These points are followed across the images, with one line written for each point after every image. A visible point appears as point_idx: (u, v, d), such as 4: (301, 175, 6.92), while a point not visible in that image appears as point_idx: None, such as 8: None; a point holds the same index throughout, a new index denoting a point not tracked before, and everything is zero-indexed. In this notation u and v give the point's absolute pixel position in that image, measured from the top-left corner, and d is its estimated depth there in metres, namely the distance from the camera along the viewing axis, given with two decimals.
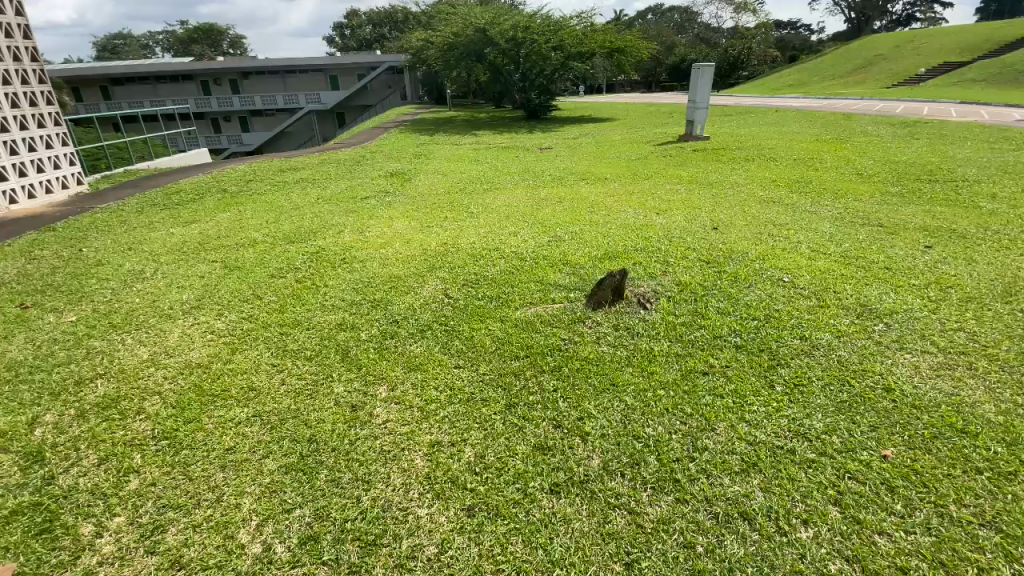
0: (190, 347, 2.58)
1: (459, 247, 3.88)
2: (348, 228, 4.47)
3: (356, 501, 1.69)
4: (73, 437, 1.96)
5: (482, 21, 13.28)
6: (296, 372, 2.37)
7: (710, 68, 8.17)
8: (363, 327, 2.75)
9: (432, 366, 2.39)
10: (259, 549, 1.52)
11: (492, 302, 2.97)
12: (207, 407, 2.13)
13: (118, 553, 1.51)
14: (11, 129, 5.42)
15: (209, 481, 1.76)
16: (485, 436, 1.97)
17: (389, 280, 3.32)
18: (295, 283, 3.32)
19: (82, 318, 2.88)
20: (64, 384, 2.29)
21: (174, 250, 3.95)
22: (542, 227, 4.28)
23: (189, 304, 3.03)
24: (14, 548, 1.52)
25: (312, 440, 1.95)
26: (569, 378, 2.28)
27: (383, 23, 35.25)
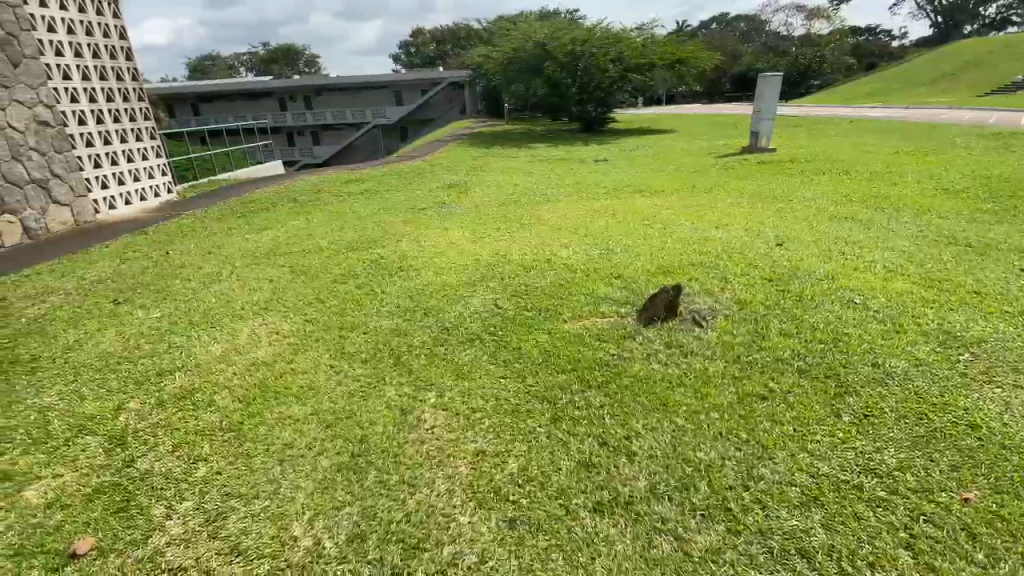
0: (258, 345, 2.76)
1: (512, 258, 3.92)
2: (406, 237, 4.64)
3: (402, 503, 1.73)
4: (152, 424, 2.14)
5: (541, 35, 13.46)
6: (352, 374, 2.47)
7: (779, 77, 7.84)
8: (416, 333, 2.84)
9: (481, 375, 2.42)
10: (310, 542, 1.60)
11: (543, 313, 2.98)
12: (270, 402, 2.27)
13: (184, 536, 1.63)
14: (112, 141, 6.06)
15: (267, 474, 1.86)
16: (529, 449, 1.97)
17: (442, 289, 3.41)
18: (355, 289, 3.48)
19: (167, 315, 3.15)
20: (147, 374, 2.51)
21: (248, 255, 4.26)
22: (595, 240, 4.25)
23: (259, 306, 3.24)
24: (95, 523, 1.68)
25: (363, 440, 2.02)
26: (617, 395, 2.24)
27: (447, 40, 36.56)
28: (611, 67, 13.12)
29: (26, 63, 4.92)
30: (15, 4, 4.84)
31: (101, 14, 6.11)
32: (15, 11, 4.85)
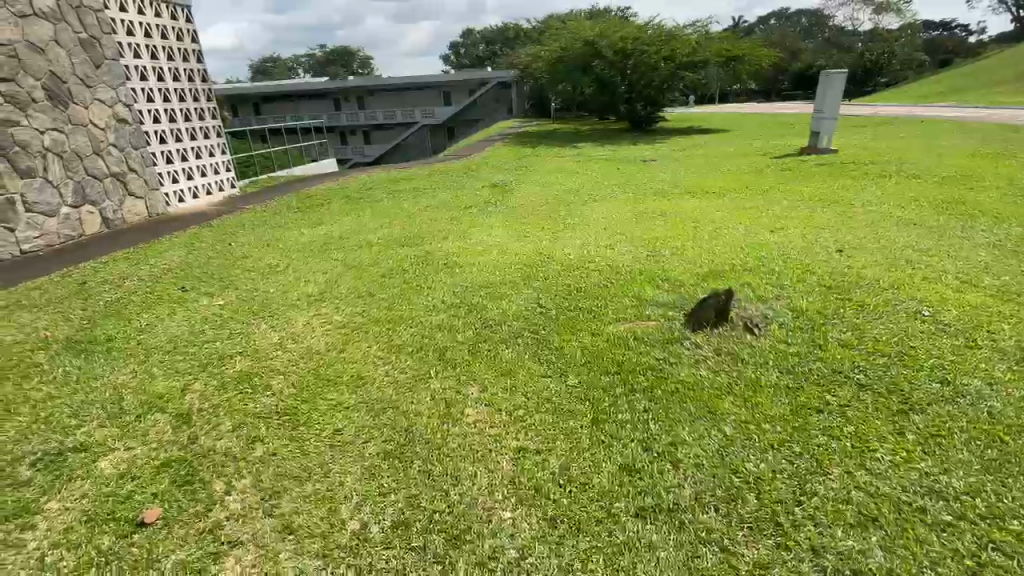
0: (312, 335, 2.88)
1: (556, 257, 3.91)
2: (452, 234, 4.72)
3: (444, 494, 1.77)
4: (214, 405, 2.28)
5: (591, 32, 13.31)
6: (398, 366, 2.54)
7: (843, 74, 7.40)
8: (460, 328, 2.89)
9: (523, 373, 2.43)
10: (357, 526, 1.65)
11: (587, 314, 2.95)
12: (322, 389, 2.36)
13: (242, 511, 1.72)
14: (183, 139, 6.47)
15: (319, 458, 1.94)
16: (571, 449, 1.96)
17: (487, 286, 3.44)
18: (402, 284, 3.57)
19: (229, 303, 3.33)
20: (211, 357, 2.67)
21: (303, 248, 4.45)
22: (642, 242, 4.17)
23: (312, 297, 3.38)
24: (161, 495, 1.80)
25: (408, 431, 2.07)
26: (662, 400, 2.19)
27: (496, 40, 36.84)
28: (662, 65, 12.82)
29: (108, 64, 5.33)
30: (99, 9, 5.25)
31: (174, 19, 6.53)
32: (97, 16, 5.25)
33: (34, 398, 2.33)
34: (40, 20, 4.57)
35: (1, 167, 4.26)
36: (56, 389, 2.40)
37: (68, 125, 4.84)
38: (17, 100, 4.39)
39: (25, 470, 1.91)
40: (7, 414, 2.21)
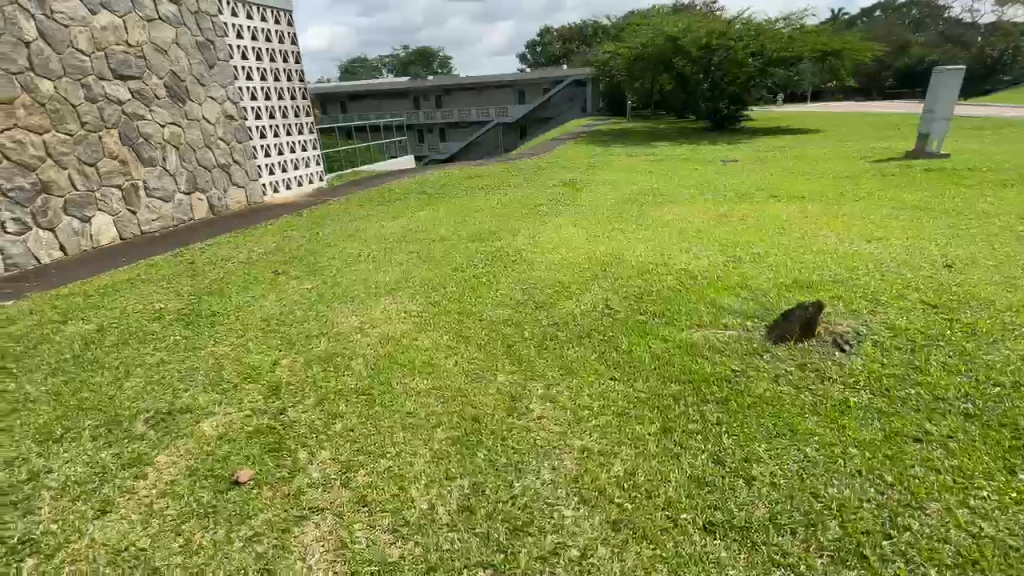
0: (388, 321, 3.02)
1: (627, 259, 3.83)
2: (522, 231, 4.76)
3: (508, 484, 1.80)
4: (300, 380, 2.46)
5: (674, 28, 12.88)
6: (467, 357, 2.61)
7: (960, 70, 6.57)
8: (527, 325, 2.90)
9: (590, 373, 2.41)
10: (425, 506, 1.72)
11: (658, 318, 2.87)
12: (395, 374, 2.47)
13: (322, 480, 1.85)
14: (280, 134, 7.00)
15: (391, 438, 2.04)
16: (637, 455, 1.92)
17: (556, 284, 3.44)
18: (473, 277, 3.65)
19: (314, 287, 3.57)
20: (298, 336, 2.88)
21: (382, 239, 4.67)
22: (720, 247, 3.99)
23: (388, 286, 3.54)
24: (253, 458, 1.97)
25: (475, 420, 2.12)
26: (738, 414, 2.09)
27: (573, 39, 36.58)
28: (749, 61, 12.16)
29: (219, 65, 5.87)
30: (214, 15, 5.81)
31: (279, 23, 7.07)
32: (213, 20, 5.81)
33: (149, 362, 2.63)
34: (164, 24, 5.16)
35: (128, 156, 4.83)
36: (167, 356, 2.69)
37: (183, 119, 5.40)
38: (143, 97, 4.97)
39: (141, 425, 2.16)
40: (127, 374, 2.51)
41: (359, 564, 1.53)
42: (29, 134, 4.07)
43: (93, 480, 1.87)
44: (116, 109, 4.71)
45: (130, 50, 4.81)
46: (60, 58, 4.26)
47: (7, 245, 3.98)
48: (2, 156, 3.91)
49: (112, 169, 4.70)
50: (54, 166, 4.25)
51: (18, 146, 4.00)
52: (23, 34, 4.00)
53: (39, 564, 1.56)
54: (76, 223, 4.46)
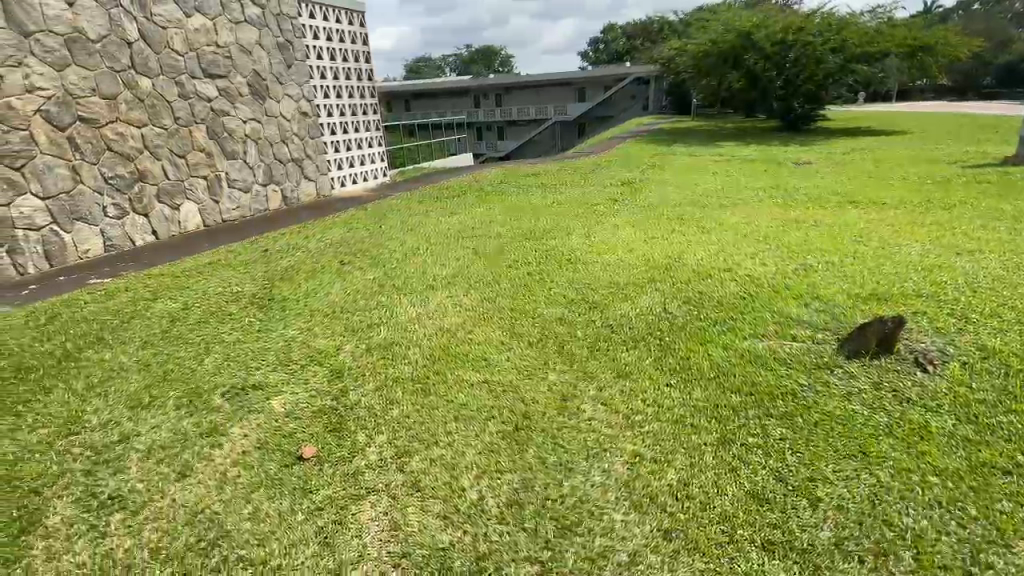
0: (444, 314, 3.09)
1: (687, 262, 3.71)
2: (578, 230, 4.73)
3: (558, 482, 1.80)
4: (360, 365, 2.56)
5: (746, 23, 12.32)
6: (519, 353, 2.62)
7: None
8: (581, 325, 2.88)
9: (645, 378, 2.35)
10: (475, 496, 1.76)
11: (719, 325, 2.77)
12: (449, 366, 2.53)
13: (379, 462, 1.92)
14: (348, 131, 7.30)
15: (445, 428, 2.09)
16: (692, 464, 1.86)
17: (611, 286, 3.38)
18: (528, 275, 3.66)
19: (375, 278, 3.71)
20: (360, 324, 3.01)
21: (440, 234, 4.79)
22: (788, 253, 3.79)
23: (445, 280, 3.62)
24: (316, 436, 2.08)
25: (526, 416, 2.14)
26: (803, 430, 1.98)
27: (638, 36, 35.80)
28: (829, 58, 11.44)
29: (296, 64, 6.20)
30: (293, 16, 6.15)
31: (352, 24, 7.36)
32: (292, 22, 6.14)
33: (226, 340, 2.83)
34: (249, 26, 5.52)
35: (213, 149, 5.21)
36: (242, 335, 2.88)
37: (263, 116, 5.75)
38: (229, 94, 5.34)
39: (218, 397, 2.33)
40: (207, 350, 2.72)
41: (412, 547, 1.59)
42: (129, 128, 4.48)
43: (174, 445, 2.04)
44: (204, 106, 5.09)
45: (218, 51, 5.19)
46: (158, 58, 4.66)
47: (107, 228, 4.41)
48: (106, 147, 4.33)
49: (199, 161, 5.09)
50: (149, 157, 4.65)
51: (120, 139, 4.42)
52: (127, 36, 4.41)
53: (126, 519, 1.72)
54: (166, 211, 4.87)
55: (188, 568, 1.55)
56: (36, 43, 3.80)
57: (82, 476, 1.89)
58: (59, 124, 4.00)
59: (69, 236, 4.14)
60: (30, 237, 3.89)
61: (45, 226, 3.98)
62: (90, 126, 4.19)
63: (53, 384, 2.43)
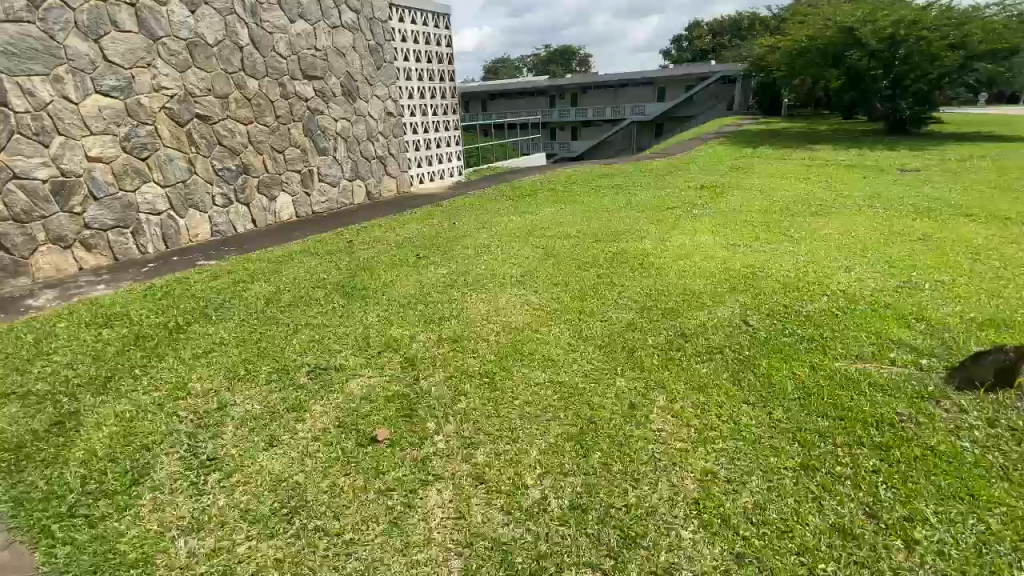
0: (512, 312, 3.12)
1: (771, 273, 3.50)
2: (652, 234, 4.59)
3: (623, 491, 1.76)
4: (432, 356, 2.65)
5: (850, 17, 11.36)
6: (586, 356, 2.59)
7: None
8: (652, 332, 2.80)
9: (720, 392, 2.25)
10: (538, 495, 1.76)
11: (805, 342, 2.58)
12: (516, 363, 2.55)
13: (446, 451, 1.98)
14: (429, 130, 7.56)
15: (509, 423, 2.12)
16: (769, 488, 1.75)
17: (685, 294, 3.25)
18: (598, 277, 3.61)
19: (448, 273, 3.82)
20: (431, 316, 3.11)
21: (512, 233, 4.83)
22: (888, 269, 3.46)
23: (514, 278, 3.65)
24: (389, 420, 2.17)
25: (592, 420, 2.11)
26: (899, 464, 1.80)
27: (725, 33, 34.14)
28: (947, 54, 10.30)
29: (385, 66, 6.52)
30: (384, 20, 6.46)
31: (438, 26, 7.62)
32: (383, 25, 6.46)
33: (312, 323, 3.04)
34: (344, 30, 5.86)
35: (307, 145, 5.60)
36: (326, 319, 3.08)
37: (352, 115, 6.09)
38: (324, 94, 5.71)
39: (303, 375, 2.51)
40: (295, 331, 2.93)
41: (474, 537, 1.62)
42: (237, 124, 4.92)
43: (263, 417, 2.22)
44: (302, 105, 5.47)
45: (317, 53, 5.57)
46: (264, 61, 5.07)
47: (214, 215, 4.86)
48: (217, 141, 4.78)
49: (294, 156, 5.49)
50: (252, 152, 5.08)
51: (229, 134, 4.86)
52: (239, 40, 4.84)
53: (221, 479, 1.90)
54: (264, 201, 5.29)
55: (271, 531, 1.68)
56: (162, 46, 4.29)
57: (186, 437, 2.11)
58: (179, 120, 4.47)
59: (183, 221, 4.62)
60: (151, 220, 4.39)
61: (163, 211, 4.46)
62: (204, 122, 4.64)
63: (165, 353, 2.73)
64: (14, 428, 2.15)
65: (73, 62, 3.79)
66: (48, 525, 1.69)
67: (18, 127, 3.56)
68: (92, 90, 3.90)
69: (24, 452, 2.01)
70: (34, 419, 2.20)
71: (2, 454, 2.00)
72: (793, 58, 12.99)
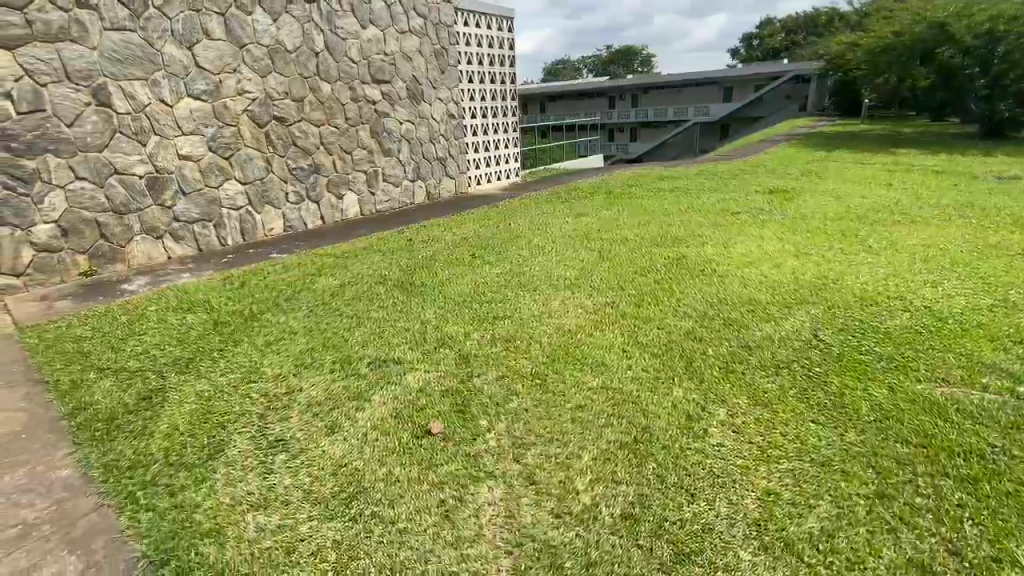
0: (566, 314, 3.11)
1: (843, 285, 3.29)
2: (713, 239, 4.44)
3: (679, 505, 1.71)
4: (486, 354, 2.69)
5: (944, 10, 10.44)
6: (642, 363, 2.54)
7: None
8: (712, 342, 2.70)
9: (785, 409, 2.13)
10: (589, 501, 1.75)
11: (882, 361, 2.40)
12: (570, 366, 2.54)
13: (498, 449, 2.01)
14: (489, 132, 7.66)
15: (562, 426, 2.11)
16: (838, 515, 1.64)
17: (749, 304, 3.12)
18: (656, 283, 3.53)
19: (503, 273, 3.86)
20: (486, 315, 3.15)
21: (567, 235, 4.82)
22: (980, 285, 3.17)
23: (568, 281, 3.64)
24: (444, 415, 2.23)
25: (647, 429, 2.07)
26: (990, 501, 1.64)
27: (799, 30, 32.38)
28: None
29: (449, 69, 6.67)
30: (450, 24, 6.62)
31: (501, 30, 7.71)
32: (449, 30, 6.62)
33: (374, 316, 3.16)
34: (411, 34, 6.05)
35: (373, 145, 5.82)
36: (386, 313, 3.20)
37: (416, 117, 6.28)
38: (391, 97, 5.92)
39: (364, 366, 2.62)
40: (357, 323, 3.06)
41: (524, 538, 1.63)
42: (311, 125, 5.19)
43: (327, 403, 2.33)
44: (369, 108, 5.70)
45: (386, 58, 5.79)
46: (337, 66, 5.32)
47: (287, 211, 5.16)
48: (292, 142, 5.07)
49: (361, 156, 5.72)
50: (323, 152, 5.35)
51: (303, 135, 5.14)
52: (315, 46, 5.11)
53: (287, 460, 2.01)
54: (332, 199, 5.55)
55: (331, 513, 1.76)
56: (247, 53, 4.60)
57: (257, 418, 2.25)
58: (259, 121, 4.78)
59: (259, 216, 4.93)
60: (231, 215, 4.72)
61: (243, 206, 4.79)
62: (281, 123, 4.94)
63: (240, 338, 2.93)
64: (108, 400, 2.37)
65: (169, 68, 4.15)
66: (133, 492, 1.86)
67: (120, 126, 3.94)
68: (185, 94, 4.26)
69: (116, 423, 2.22)
70: (127, 393, 2.43)
71: (98, 424, 2.22)
72: (876, 55, 12.11)
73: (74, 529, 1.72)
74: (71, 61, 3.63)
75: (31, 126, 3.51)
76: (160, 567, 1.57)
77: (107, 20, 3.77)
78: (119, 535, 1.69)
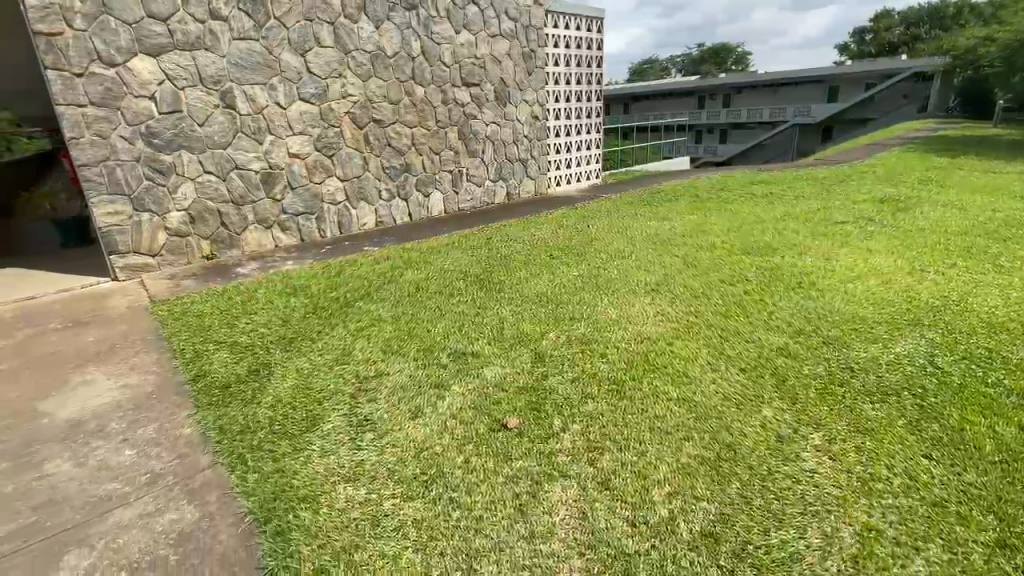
0: (646, 320, 3.05)
1: (965, 307, 2.94)
2: (811, 250, 4.14)
3: (764, 529, 1.63)
4: (564, 355, 2.71)
5: None
6: (727, 378, 2.43)
7: None
8: (807, 361, 2.52)
9: (891, 440, 1.95)
10: (665, 513, 1.71)
11: (1012, 397, 2.13)
12: (650, 375, 2.49)
13: (573, 450, 2.02)
14: (572, 133, 7.64)
15: (640, 434, 2.08)
16: (951, 561, 1.48)
17: (850, 322, 2.87)
18: (744, 293, 3.36)
19: (582, 275, 3.85)
20: (564, 316, 3.17)
21: (649, 239, 4.71)
22: None
23: (649, 286, 3.56)
24: (520, 411, 2.27)
25: (732, 447, 1.98)
26: None
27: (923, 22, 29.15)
28: None
29: (536, 72, 6.74)
30: (540, 27, 6.68)
31: (591, 31, 7.65)
32: (539, 32, 6.68)
33: (455, 310, 3.29)
34: (502, 38, 6.19)
35: (459, 145, 6.02)
36: (467, 308, 3.31)
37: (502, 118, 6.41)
38: (479, 99, 6.10)
39: (445, 357, 2.73)
40: (440, 316, 3.20)
41: (597, 541, 1.63)
42: (404, 126, 5.47)
43: (410, 390, 2.47)
44: (459, 110, 5.91)
45: (476, 61, 5.97)
46: (431, 70, 5.57)
47: (379, 207, 5.48)
48: (387, 142, 5.37)
49: (448, 155, 5.94)
50: (414, 151, 5.62)
51: (397, 135, 5.43)
52: (412, 51, 5.38)
53: (373, 439, 2.16)
54: (420, 196, 5.81)
55: (414, 493, 1.86)
56: (352, 58, 4.95)
57: (348, 398, 2.43)
58: (359, 123, 5.12)
59: (354, 211, 5.28)
60: (330, 209, 5.10)
61: (341, 201, 5.15)
62: (378, 124, 5.26)
63: (334, 323, 3.17)
64: (223, 370, 2.67)
65: (285, 73, 4.56)
66: (243, 454, 2.08)
67: (241, 126, 4.40)
68: (297, 97, 4.66)
69: (230, 391, 2.50)
70: (239, 364, 2.72)
71: (215, 390, 2.50)
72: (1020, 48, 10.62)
73: (193, 481, 1.96)
74: (204, 68, 4.12)
75: (170, 125, 4.03)
76: (263, 523, 1.75)
77: (235, 31, 4.22)
78: (229, 491, 1.91)
